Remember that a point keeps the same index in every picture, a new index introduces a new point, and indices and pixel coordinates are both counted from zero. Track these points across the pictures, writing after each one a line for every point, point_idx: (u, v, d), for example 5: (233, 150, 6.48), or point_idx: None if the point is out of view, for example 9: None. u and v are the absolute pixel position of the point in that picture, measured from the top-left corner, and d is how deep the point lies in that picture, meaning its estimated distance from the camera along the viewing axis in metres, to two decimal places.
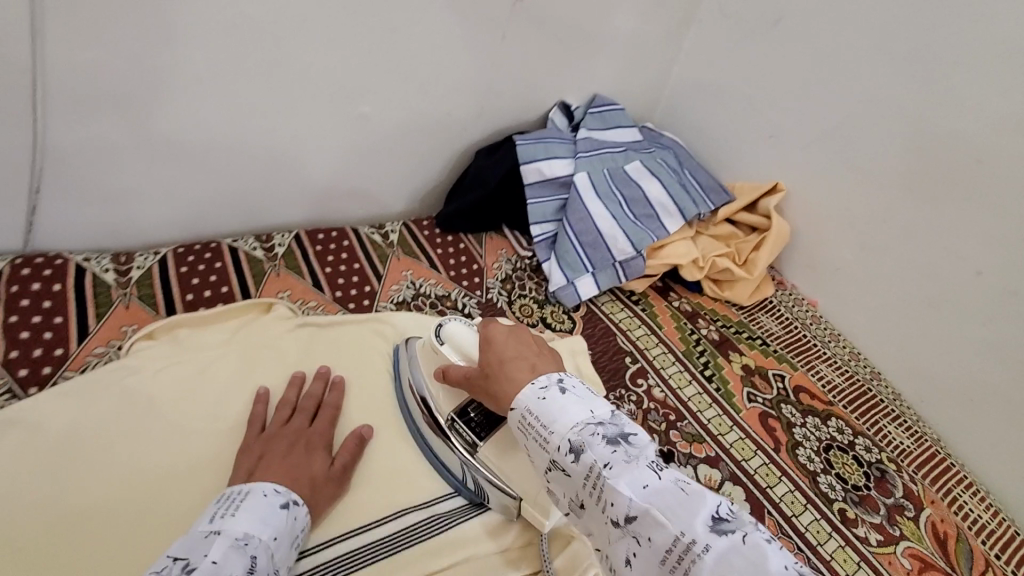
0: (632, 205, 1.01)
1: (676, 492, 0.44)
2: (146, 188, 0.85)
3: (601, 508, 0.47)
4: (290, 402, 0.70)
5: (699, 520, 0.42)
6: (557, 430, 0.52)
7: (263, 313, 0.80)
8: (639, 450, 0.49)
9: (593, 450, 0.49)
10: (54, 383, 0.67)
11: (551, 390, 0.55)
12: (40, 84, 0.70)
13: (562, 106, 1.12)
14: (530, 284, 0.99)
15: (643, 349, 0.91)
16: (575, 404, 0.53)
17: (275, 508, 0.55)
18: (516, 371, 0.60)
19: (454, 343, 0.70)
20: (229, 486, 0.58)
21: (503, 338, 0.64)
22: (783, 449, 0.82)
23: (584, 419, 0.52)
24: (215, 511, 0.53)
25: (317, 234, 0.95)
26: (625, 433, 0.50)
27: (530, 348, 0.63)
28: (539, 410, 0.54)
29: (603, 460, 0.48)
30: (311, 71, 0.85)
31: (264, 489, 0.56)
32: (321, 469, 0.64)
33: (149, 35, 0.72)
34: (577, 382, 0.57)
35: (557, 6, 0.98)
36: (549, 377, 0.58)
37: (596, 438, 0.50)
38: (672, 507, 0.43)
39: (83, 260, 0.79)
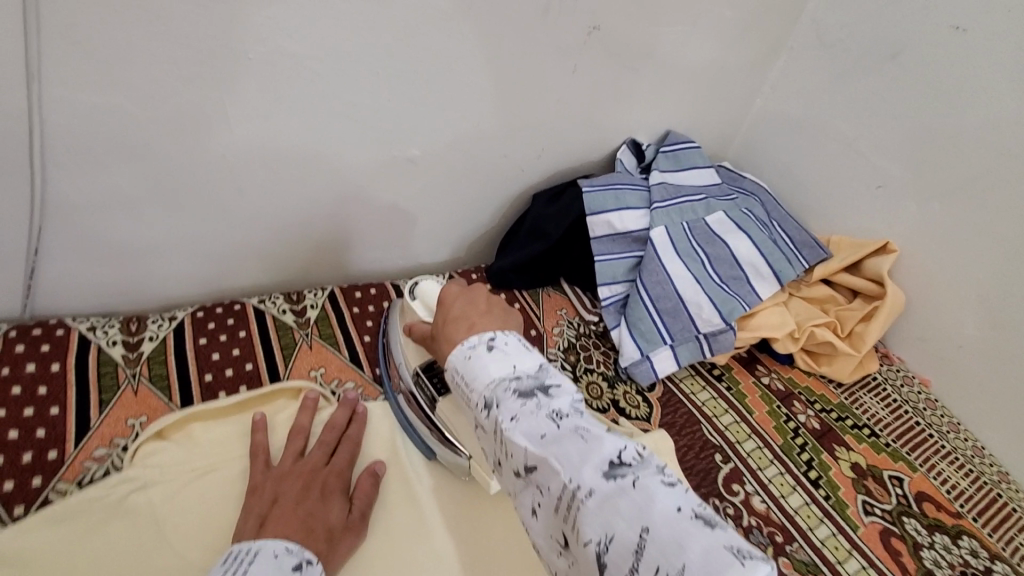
0: (716, 266, 0.86)
1: (573, 438, 0.41)
2: (162, 243, 0.73)
3: (508, 461, 0.44)
4: (304, 429, 0.63)
5: (591, 469, 0.39)
6: (476, 386, 0.48)
7: (294, 399, 0.68)
8: (551, 401, 0.45)
9: (503, 405, 0.45)
10: (44, 501, 0.55)
11: (477, 346, 0.51)
12: (38, 134, 0.58)
13: (632, 144, 0.98)
14: (597, 355, 0.85)
15: (734, 444, 0.77)
16: (497, 359, 0.49)
17: (287, 574, 0.47)
18: (454, 332, 0.56)
19: (424, 299, 0.70)
20: (236, 543, 0.50)
21: (455, 296, 0.61)
22: None
23: (501, 372, 0.48)
24: None
25: (354, 292, 0.83)
26: (542, 384, 0.47)
27: (477, 305, 0.58)
28: (461, 367, 0.50)
29: (510, 415, 0.44)
30: (353, 111, 0.73)
31: (274, 549, 0.49)
32: (339, 520, 0.56)
33: (166, 75, 0.60)
34: (509, 336, 0.52)
35: (635, 33, 0.84)
36: (482, 335, 0.52)
37: (509, 392, 0.46)
38: (565, 455, 0.40)
39: (88, 330, 0.69)
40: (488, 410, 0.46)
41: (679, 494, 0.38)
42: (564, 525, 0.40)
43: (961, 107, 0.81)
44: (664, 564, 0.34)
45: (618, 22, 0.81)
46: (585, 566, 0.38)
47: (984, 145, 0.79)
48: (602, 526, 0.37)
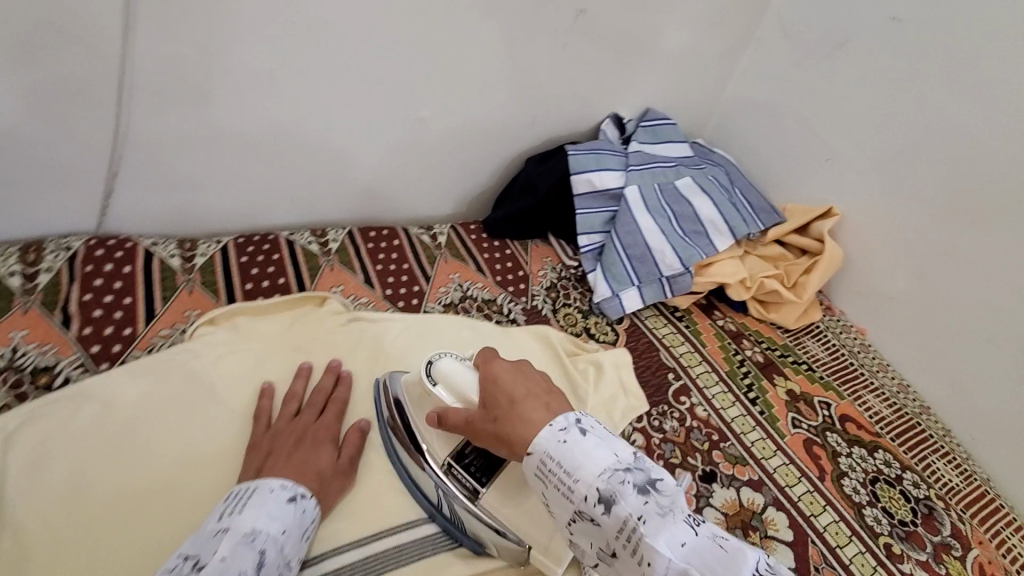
0: (681, 221, 1.00)
1: (710, 545, 0.45)
2: (212, 178, 0.88)
3: (630, 556, 0.46)
4: (297, 394, 0.70)
5: (736, 574, 0.43)
6: (582, 478, 0.48)
7: (317, 306, 0.82)
8: (668, 499, 0.48)
9: (625, 503, 0.47)
10: (123, 361, 0.70)
11: (572, 432, 0.51)
12: (127, 76, 0.73)
13: (615, 118, 1.12)
14: (574, 294, 0.99)
15: (686, 367, 0.91)
16: (601, 451, 0.50)
17: (282, 504, 0.55)
18: (531, 415, 0.54)
19: (446, 381, 0.63)
20: (239, 484, 0.58)
21: (510, 373, 0.58)
22: (828, 478, 0.80)
23: (609, 465, 0.49)
24: (224, 509, 0.54)
25: (369, 232, 0.97)
26: (651, 478, 0.49)
27: (540, 386, 0.57)
28: (560, 455, 0.50)
29: (635, 513, 0.46)
30: (375, 73, 0.87)
31: (271, 485, 0.57)
32: (329, 464, 0.64)
33: (230, 33, 0.75)
34: (595, 421, 0.53)
35: (619, 19, 0.98)
36: (567, 418, 0.53)
37: (626, 488, 0.48)
38: (707, 561, 0.44)
39: (152, 245, 0.83)
40: (604, 507, 0.47)
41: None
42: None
43: (895, 90, 0.94)
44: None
45: (603, 8, 0.95)
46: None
47: (912, 122, 0.93)
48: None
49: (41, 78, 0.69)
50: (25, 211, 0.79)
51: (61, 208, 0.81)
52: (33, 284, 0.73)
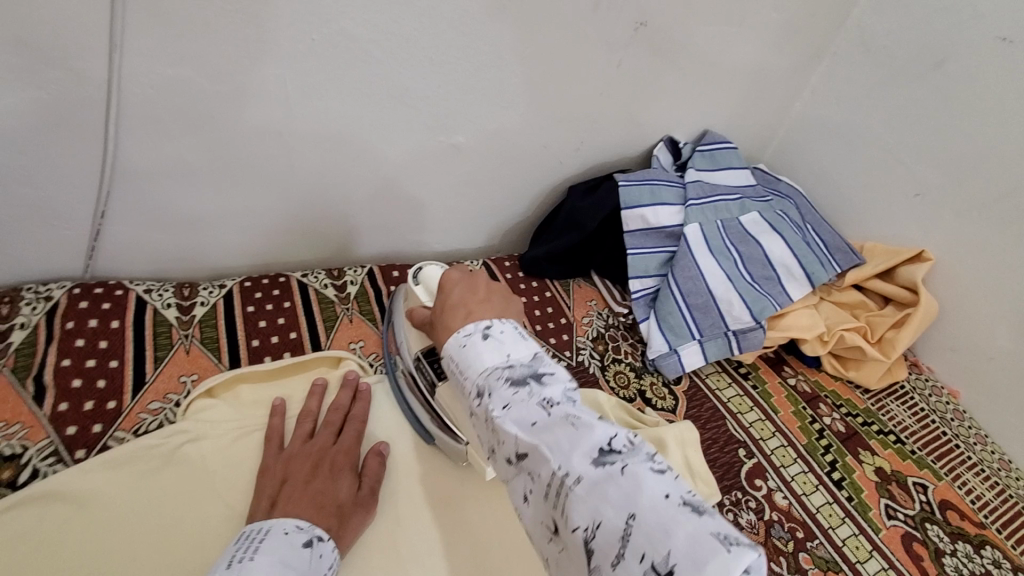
0: (748, 264, 0.87)
1: (565, 426, 0.40)
2: (215, 213, 0.77)
3: (500, 450, 0.43)
4: (311, 414, 0.63)
5: (581, 454, 0.38)
6: (469, 374, 0.47)
7: (333, 368, 0.71)
8: (543, 389, 0.43)
9: (494, 393, 0.44)
10: (104, 447, 0.59)
11: (472, 334, 0.49)
12: (114, 103, 0.62)
13: (669, 141, 0.99)
14: (625, 347, 0.86)
15: (758, 440, 0.78)
16: (490, 347, 0.47)
17: (299, 549, 0.47)
18: (452, 320, 0.52)
19: (426, 284, 0.65)
20: (250, 522, 0.51)
21: (458, 279, 0.57)
22: None
23: (494, 361, 0.46)
24: (234, 553, 0.45)
25: (392, 271, 0.86)
26: (535, 372, 0.45)
27: (478, 294, 0.54)
28: (454, 355, 0.49)
29: (502, 404, 0.43)
30: (403, 95, 0.75)
31: (285, 526, 0.49)
32: (347, 496, 0.57)
33: (235, 52, 0.63)
34: (505, 324, 0.50)
35: (681, 31, 0.85)
36: (477, 324, 0.50)
37: (501, 381, 0.44)
38: (554, 442, 0.39)
39: (145, 291, 0.72)
40: (480, 400, 0.45)
41: (668, 479, 0.37)
42: (553, 511, 0.39)
43: (1007, 118, 0.80)
44: (652, 551, 0.33)
45: (665, 18, 0.82)
46: (573, 551, 0.37)
47: None
48: (588, 511, 0.36)
49: (15, 105, 0.58)
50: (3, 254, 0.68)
51: (44, 249, 0.70)
52: (4, 345, 0.62)
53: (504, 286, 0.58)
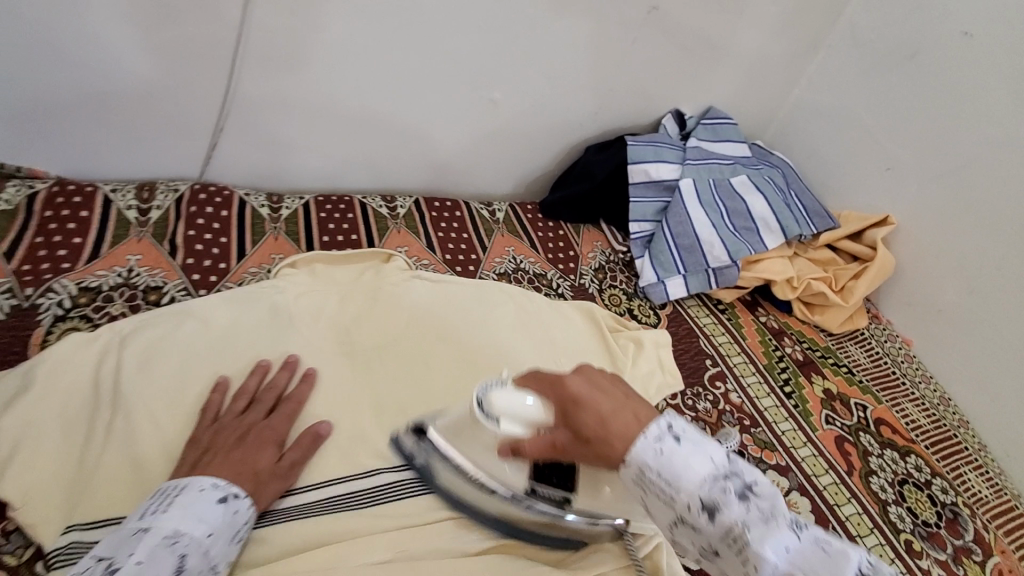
0: (733, 217, 1.03)
1: (817, 552, 0.40)
2: (299, 142, 0.96)
3: (735, 565, 0.42)
4: (249, 392, 0.66)
5: None
6: (682, 487, 0.42)
7: (382, 263, 0.89)
8: (773, 502, 0.42)
9: (727, 510, 0.41)
10: (218, 289, 0.80)
11: (662, 436, 0.44)
12: (239, 42, 0.82)
13: (676, 114, 1.15)
14: (621, 278, 1.03)
15: (724, 356, 0.94)
16: (694, 453, 0.43)
17: (213, 504, 0.54)
18: (621, 425, 0.45)
19: (511, 413, 0.51)
20: (169, 479, 0.56)
21: (587, 390, 0.47)
22: (855, 473, 0.82)
23: (706, 470, 0.43)
24: (152, 505, 0.52)
25: (434, 203, 1.05)
26: (749, 482, 0.43)
27: (620, 395, 0.47)
28: (653, 464, 0.43)
29: (739, 522, 0.41)
30: (455, 54, 0.94)
31: (203, 483, 0.55)
32: (268, 463, 0.60)
33: (332, 9, 0.83)
34: (682, 419, 0.46)
35: (688, 17, 1.02)
36: (657, 423, 0.45)
37: (729, 496, 0.42)
38: (815, 569, 0.40)
39: (245, 195, 0.93)
40: (705, 515, 0.42)
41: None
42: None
43: (963, 103, 0.94)
44: None
45: (675, 5, 0.99)
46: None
47: (977, 136, 0.93)
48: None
49: (174, 37, 0.79)
50: (145, 154, 0.89)
51: (174, 154, 0.91)
52: (146, 218, 0.84)
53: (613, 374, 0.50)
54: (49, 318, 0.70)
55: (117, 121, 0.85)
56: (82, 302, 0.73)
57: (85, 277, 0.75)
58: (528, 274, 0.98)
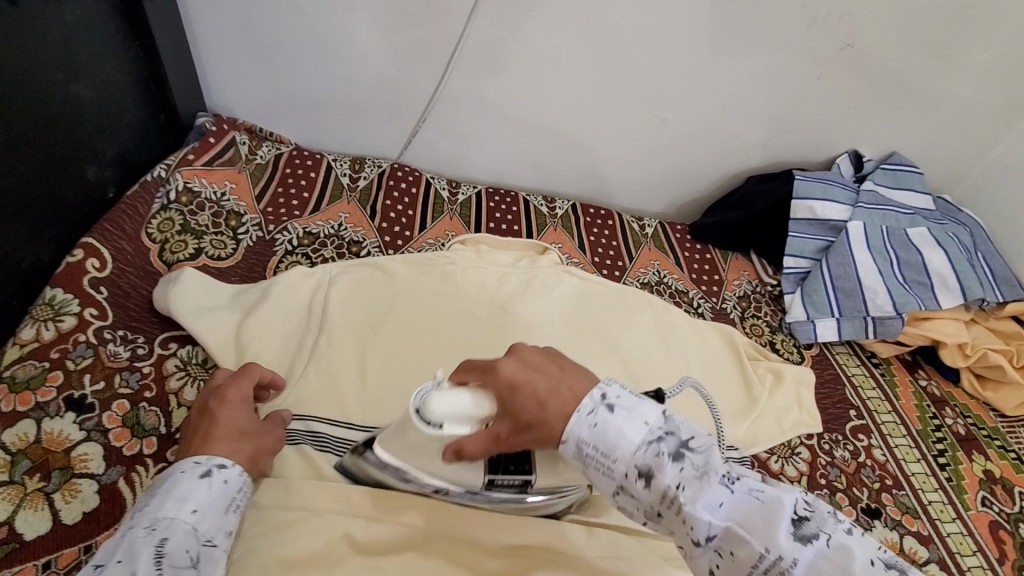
0: (904, 268, 0.96)
1: (753, 507, 0.43)
2: (481, 137, 1.09)
3: (682, 530, 0.44)
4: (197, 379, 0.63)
5: (782, 533, 0.42)
6: (618, 456, 0.45)
7: (538, 254, 0.97)
8: (709, 464, 0.45)
9: (664, 475, 0.44)
10: (402, 252, 0.94)
11: (596, 408, 0.47)
12: (456, 47, 0.96)
13: (853, 155, 1.11)
14: (766, 310, 1.01)
15: (872, 411, 0.89)
16: (627, 421, 0.46)
17: (195, 480, 0.49)
18: (554, 406, 0.48)
19: (452, 413, 0.50)
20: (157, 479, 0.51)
21: (521, 374, 0.49)
22: (1007, 563, 0.74)
23: (641, 435, 0.45)
24: (141, 504, 0.49)
25: (590, 209, 1.11)
26: (682, 440, 0.46)
27: (553, 372, 0.50)
28: (591, 438, 0.46)
29: (675, 482, 0.44)
30: (638, 74, 1.00)
31: (182, 466, 0.51)
32: (250, 424, 0.58)
33: (538, 25, 0.94)
34: (616, 387, 0.49)
35: (886, 57, 0.99)
36: (590, 394, 0.48)
37: (663, 459, 0.44)
38: (752, 523, 0.42)
39: (430, 178, 1.06)
40: (644, 480, 0.45)
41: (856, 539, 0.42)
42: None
43: None
44: None
45: (873, 44, 0.97)
46: None
47: None
48: None
49: (408, 40, 0.95)
50: (361, 131, 1.07)
51: (383, 134, 1.07)
52: (355, 184, 1.00)
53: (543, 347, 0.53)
54: (282, 251, 0.87)
55: (347, 102, 1.03)
56: (305, 243, 0.89)
57: (310, 224, 0.91)
58: (673, 287, 1.01)
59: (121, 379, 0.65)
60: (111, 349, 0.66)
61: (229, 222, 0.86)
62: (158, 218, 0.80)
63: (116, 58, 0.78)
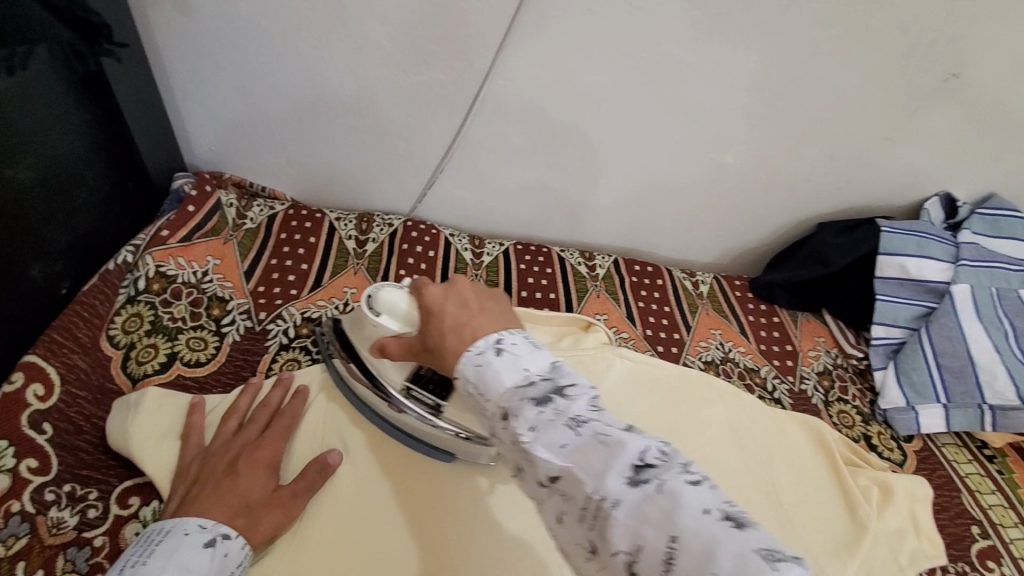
0: (1022, 341, 0.80)
1: (597, 447, 0.35)
2: (508, 186, 0.93)
3: (527, 472, 0.37)
4: (241, 412, 0.60)
5: (616, 476, 0.33)
6: (487, 396, 0.39)
7: (581, 331, 0.81)
8: (568, 405, 0.37)
9: (517, 414, 0.37)
10: None
11: (484, 349, 0.41)
12: (481, 88, 0.81)
13: (945, 198, 0.94)
14: (852, 389, 0.85)
15: (998, 526, 0.73)
16: (507, 364, 0.39)
17: (198, 549, 0.47)
18: (449, 340, 0.43)
19: (389, 309, 0.56)
20: (154, 524, 0.50)
21: (439, 300, 0.47)
22: None
23: (514, 379, 0.38)
24: (128, 559, 0.45)
25: (635, 265, 0.95)
26: (559, 385, 0.38)
27: (469, 308, 0.45)
28: (470, 378, 0.39)
29: (528, 425, 0.37)
30: (697, 112, 0.85)
31: (187, 526, 0.48)
32: (266, 492, 0.54)
33: (579, 58, 0.78)
34: (517, 333, 0.42)
35: (995, 87, 0.82)
36: (490, 336, 0.42)
37: (525, 399, 0.37)
38: (588, 463, 0.34)
39: (450, 236, 0.91)
40: (504, 422, 0.38)
41: (709, 491, 0.33)
42: (589, 535, 0.34)
43: None
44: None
45: (982, 73, 0.81)
46: None
47: None
48: (633, 537, 0.32)
49: (422, 79, 0.80)
50: (368, 182, 0.92)
51: (395, 186, 0.92)
52: (362, 249, 0.85)
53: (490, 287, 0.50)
54: (275, 345, 0.71)
55: (354, 150, 0.88)
56: (303, 333, 0.73)
57: (309, 306, 0.76)
58: (741, 364, 0.85)
59: (65, 561, 0.50)
60: (54, 517, 0.51)
61: (210, 311, 0.71)
62: (122, 314, 0.66)
63: (65, 125, 0.63)
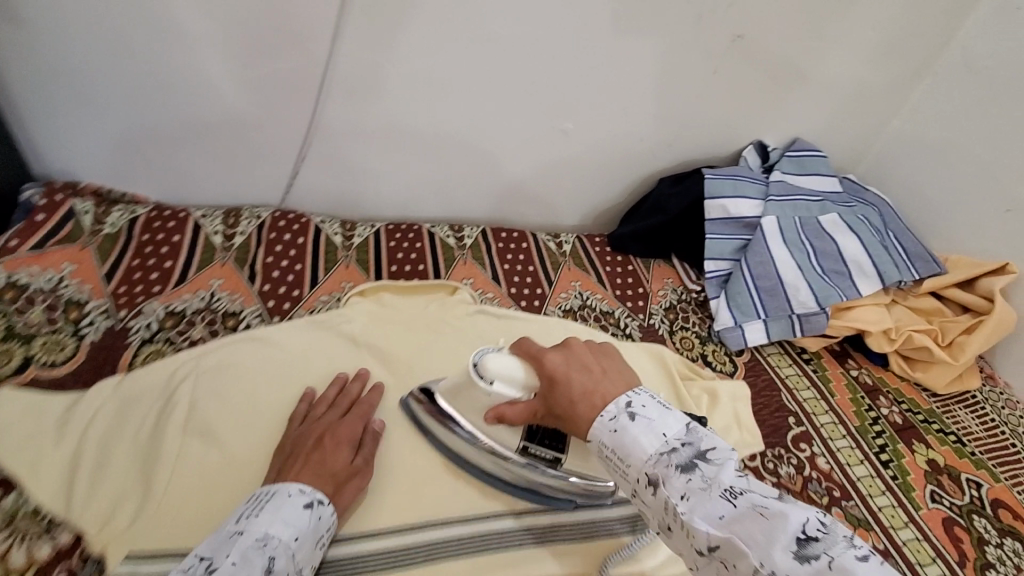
0: (821, 258, 0.95)
1: (753, 516, 0.39)
2: (373, 170, 0.98)
3: (685, 540, 0.42)
4: (326, 399, 0.68)
5: (782, 549, 0.37)
6: (631, 462, 0.46)
7: (447, 294, 0.88)
8: (716, 474, 0.42)
9: (667, 483, 0.43)
10: (291, 317, 0.82)
11: (617, 416, 0.49)
12: (324, 77, 0.85)
13: (758, 146, 1.09)
14: (693, 319, 0.97)
15: (810, 414, 0.86)
16: (643, 429, 0.46)
17: (299, 508, 0.53)
18: (581, 406, 0.51)
19: (504, 376, 0.59)
20: (261, 486, 0.57)
21: (561, 366, 0.55)
22: (968, 565, 0.72)
23: (654, 445, 0.45)
24: (244, 511, 0.52)
25: (501, 232, 1.03)
26: (700, 451, 0.44)
27: (596, 372, 0.53)
28: (609, 442, 0.48)
29: (678, 492, 0.42)
30: (533, 85, 0.93)
31: (290, 489, 0.55)
32: (344, 466, 0.61)
33: (412, 42, 0.85)
34: (645, 397, 0.50)
35: (776, 45, 0.96)
36: (617, 402, 0.50)
37: (671, 468, 0.44)
38: (747, 533, 0.38)
39: (320, 222, 0.95)
40: (653, 488, 0.44)
41: (881, 568, 0.35)
42: None
43: None
44: None
45: (762, 33, 0.94)
46: None
47: None
48: None
49: (266, 72, 0.83)
50: (233, 178, 0.94)
51: (262, 179, 0.95)
52: (229, 243, 0.87)
53: (598, 346, 0.58)
54: (137, 340, 0.74)
55: (212, 148, 0.90)
56: (167, 325, 0.76)
57: (173, 300, 0.78)
58: (598, 308, 0.95)
59: None
60: None
61: (68, 314, 0.73)
62: None
63: None
